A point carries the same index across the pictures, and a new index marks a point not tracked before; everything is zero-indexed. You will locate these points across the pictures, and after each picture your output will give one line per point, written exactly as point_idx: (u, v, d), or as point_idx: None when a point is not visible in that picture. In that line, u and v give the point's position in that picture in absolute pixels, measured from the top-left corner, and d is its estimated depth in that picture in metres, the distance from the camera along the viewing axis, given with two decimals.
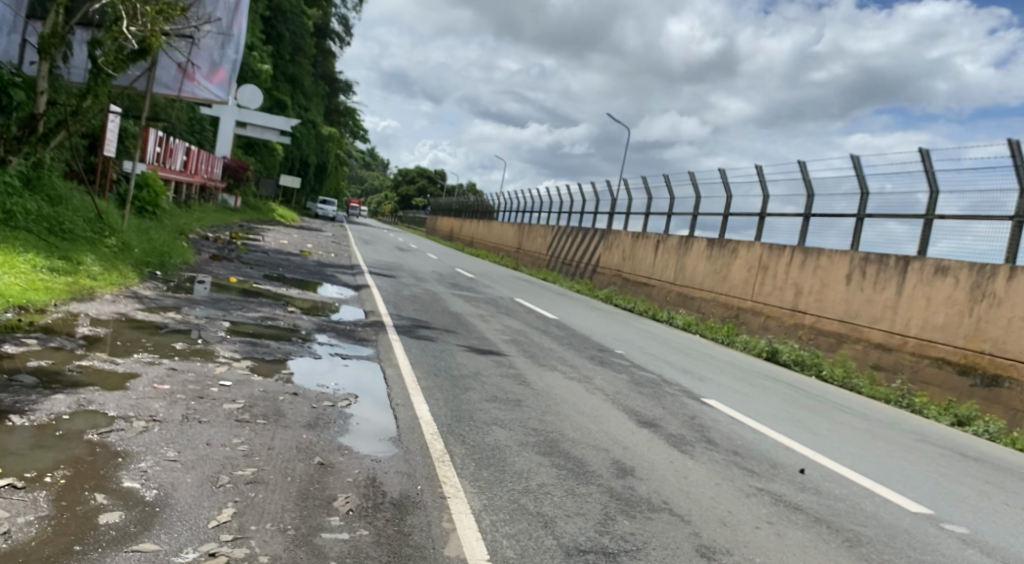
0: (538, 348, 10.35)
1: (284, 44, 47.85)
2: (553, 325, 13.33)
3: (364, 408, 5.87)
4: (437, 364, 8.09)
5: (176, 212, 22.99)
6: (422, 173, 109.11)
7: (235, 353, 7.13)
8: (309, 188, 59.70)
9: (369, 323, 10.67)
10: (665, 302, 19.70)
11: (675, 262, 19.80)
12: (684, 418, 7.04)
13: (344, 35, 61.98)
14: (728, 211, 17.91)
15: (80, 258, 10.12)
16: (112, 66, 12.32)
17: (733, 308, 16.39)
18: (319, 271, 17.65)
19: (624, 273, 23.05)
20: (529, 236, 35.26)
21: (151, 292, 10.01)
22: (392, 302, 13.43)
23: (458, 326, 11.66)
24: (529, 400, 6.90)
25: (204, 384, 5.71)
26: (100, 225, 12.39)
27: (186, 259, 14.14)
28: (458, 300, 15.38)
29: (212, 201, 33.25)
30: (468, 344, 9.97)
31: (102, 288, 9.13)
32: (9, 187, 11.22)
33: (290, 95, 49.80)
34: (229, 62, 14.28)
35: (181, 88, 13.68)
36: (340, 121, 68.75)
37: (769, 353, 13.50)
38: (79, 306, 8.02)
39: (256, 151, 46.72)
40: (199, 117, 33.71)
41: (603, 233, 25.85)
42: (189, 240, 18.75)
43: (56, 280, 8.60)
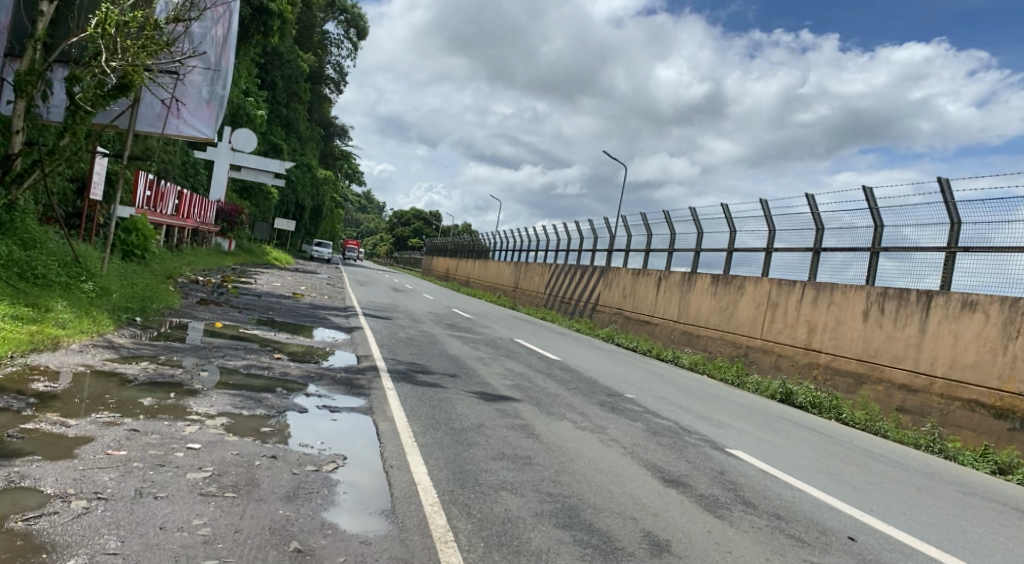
0: (544, 394, 9.59)
1: (280, 89, 47.76)
2: (557, 367, 12.59)
3: (353, 472, 5.13)
4: (436, 415, 7.33)
5: (165, 256, 22.32)
6: (418, 215, 109.02)
7: (209, 408, 6.38)
8: (303, 231, 59.18)
9: (361, 369, 9.92)
10: (669, 341, 18.95)
11: (678, 299, 19.10)
12: (713, 475, 6.28)
13: (339, 81, 62.25)
14: (733, 246, 17.28)
15: (49, 304, 9.41)
16: (90, 103, 11.76)
17: (742, 346, 15.64)
18: (311, 314, 16.93)
19: (625, 311, 22.32)
20: (526, 274, 34.63)
21: (127, 340, 9.28)
22: (387, 346, 12.67)
23: (457, 369, 10.90)
24: (541, 456, 6.14)
25: (167, 448, 4.97)
26: (77, 269, 11.72)
27: (170, 303, 13.42)
28: (456, 342, 14.63)
29: (205, 245, 32.61)
30: (468, 389, 9.21)
31: (70, 336, 8.41)
32: None
33: (285, 139, 49.57)
34: (218, 100, 13.48)
35: (166, 125, 13.02)
36: (336, 165, 68.58)
37: (784, 394, 12.69)
38: (38, 358, 7.29)
39: (251, 195, 46.30)
40: (193, 161, 33.32)
41: (603, 270, 25.22)
42: (176, 284, 18.04)
43: (17, 329, 7.89)
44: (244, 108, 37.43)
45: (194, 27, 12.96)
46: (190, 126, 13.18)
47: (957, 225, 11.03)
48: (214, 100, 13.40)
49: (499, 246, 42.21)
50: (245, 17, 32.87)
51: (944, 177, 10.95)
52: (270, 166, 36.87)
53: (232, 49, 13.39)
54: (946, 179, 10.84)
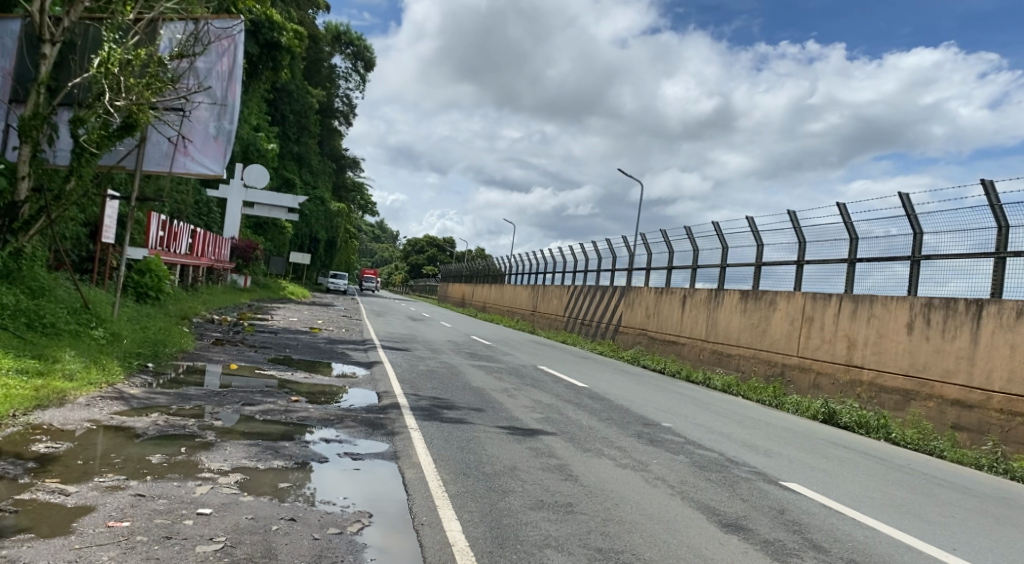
0: (576, 426, 9.07)
1: (290, 124, 47.82)
2: (587, 396, 12.04)
3: (381, 533, 4.65)
4: (465, 458, 6.84)
5: (180, 296, 22.03)
6: (431, 242, 109.01)
7: (222, 463, 5.91)
8: (318, 264, 59.06)
9: (383, 408, 9.44)
10: (698, 361, 18.37)
11: (705, 318, 18.55)
12: (772, 515, 5.74)
13: (349, 113, 62.48)
14: (761, 261, 16.73)
15: (55, 355, 9.01)
16: (95, 144, 11.45)
17: (777, 365, 15.06)
18: (329, 349, 16.50)
19: (649, 332, 21.77)
20: (544, 296, 34.15)
21: (138, 389, 8.86)
22: (409, 380, 12.17)
23: (482, 403, 10.40)
24: (583, 503, 5.63)
25: (174, 515, 4.50)
26: (86, 316, 11.38)
27: (183, 346, 13.03)
28: (479, 373, 14.12)
29: (220, 283, 32.38)
30: (497, 426, 8.69)
31: (77, 388, 7.99)
32: None
33: (297, 173, 49.56)
34: (225, 135, 12.84)
35: (173, 163, 12.68)
36: (348, 196, 68.61)
37: (827, 414, 12.18)
38: (42, 415, 6.85)
39: (265, 231, 46.21)
40: (206, 200, 33.22)
41: (623, 290, 24.68)
42: (191, 325, 17.67)
43: (20, 384, 7.47)
44: (255, 144, 37.38)
45: (198, 62, 12.54)
46: (197, 162, 12.76)
47: (1006, 228, 10.45)
48: (220, 135, 12.81)
49: (514, 270, 41.80)
50: (253, 53, 32.87)
51: (989, 179, 10.40)
52: (283, 201, 36.72)
53: (239, 83, 12.86)
54: (991, 181, 10.30)
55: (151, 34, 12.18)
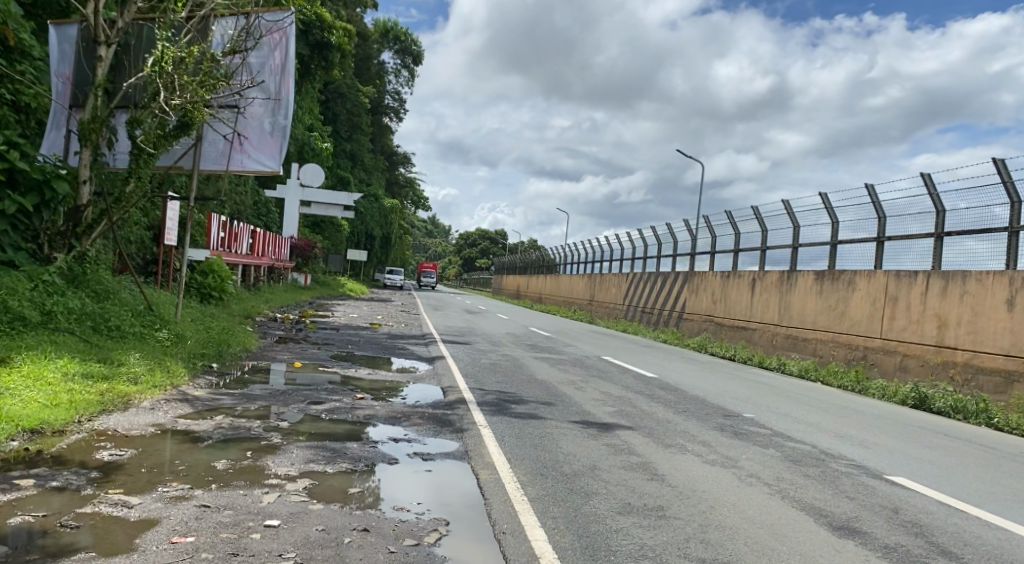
0: (654, 420, 8.58)
1: (342, 123, 48.12)
2: (658, 386, 11.51)
3: (461, 544, 4.29)
4: (541, 456, 6.44)
5: (243, 296, 22.21)
6: (484, 235, 109.14)
7: (290, 467, 5.63)
8: (374, 260, 59.43)
9: (449, 403, 9.10)
10: (771, 347, 17.62)
11: (777, 302, 17.77)
12: (886, 516, 5.19)
13: (399, 109, 62.67)
14: (836, 240, 15.88)
15: (121, 358, 8.92)
16: (153, 144, 11.41)
17: (859, 348, 14.28)
18: (390, 345, 16.30)
19: (716, 318, 21.06)
20: (601, 286, 33.58)
21: (203, 390, 8.70)
22: (473, 375, 11.80)
23: (551, 396, 9.99)
24: (675, 506, 5.17)
25: (241, 528, 4.22)
26: (150, 318, 11.33)
27: (247, 345, 12.92)
28: (544, 365, 13.72)
29: (281, 282, 32.71)
30: (569, 420, 8.24)
31: (142, 392, 7.84)
32: (50, 286, 10.47)
33: (351, 171, 49.87)
34: (281, 130, 12.55)
35: (230, 161, 12.56)
36: (401, 193, 68.93)
37: (918, 399, 11.48)
38: (107, 420, 6.70)
39: (322, 229, 46.62)
40: (263, 200, 33.55)
41: (686, 275, 23.94)
42: (254, 323, 17.68)
43: (85, 389, 7.36)
44: (308, 143, 37.61)
45: (250, 57, 12.37)
46: (254, 159, 12.59)
47: None
48: (276, 131, 12.58)
49: (568, 260, 41.29)
50: (304, 54, 33.01)
51: None
52: (338, 199, 36.87)
53: (292, 75, 12.59)
54: None
55: (202, 31, 11.95)
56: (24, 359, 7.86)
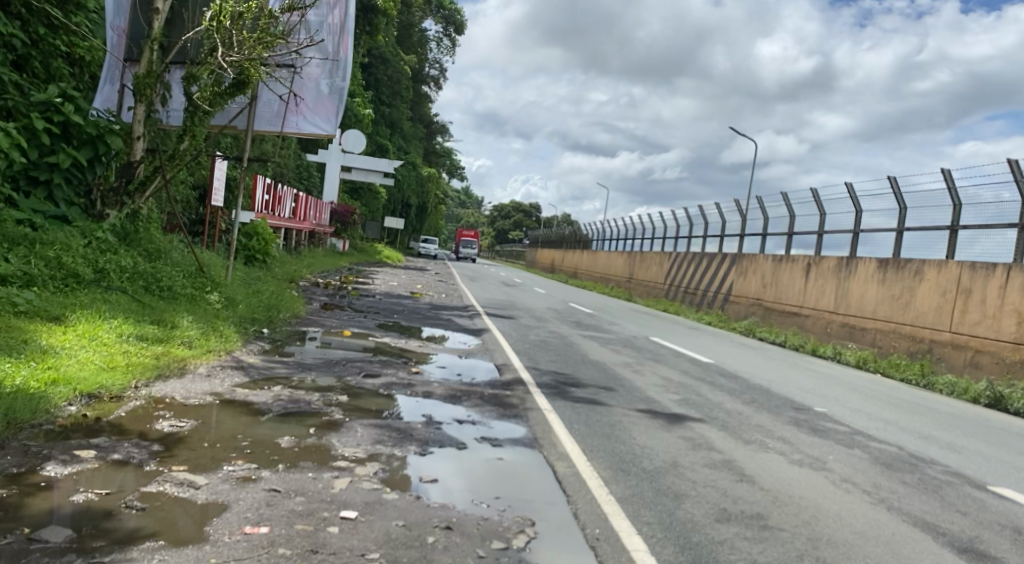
0: (723, 411, 8.14)
1: (383, 87, 47.59)
2: (717, 373, 11.04)
3: (553, 548, 3.93)
4: (616, 447, 6.05)
5: (285, 260, 22.00)
6: (518, 207, 108.56)
7: (356, 448, 5.29)
8: (409, 227, 59.10)
9: (506, 381, 8.72)
10: (825, 334, 16.97)
11: (834, 288, 17.11)
12: (1011, 539, 4.73)
13: (439, 76, 61.99)
14: (904, 226, 15.10)
15: (173, 320, 8.67)
16: (208, 101, 11.12)
17: (924, 341, 13.65)
18: (433, 315, 15.97)
19: (765, 302, 20.43)
20: (642, 264, 32.99)
21: (255, 357, 8.41)
22: (525, 352, 11.39)
23: (609, 378, 9.58)
24: (776, 515, 4.73)
25: (315, 519, 3.90)
26: (202, 280, 11.09)
27: (295, 310, 12.64)
28: (594, 345, 13.29)
29: (320, 246, 32.57)
30: (634, 407, 7.78)
31: (196, 357, 7.57)
32: (102, 244, 10.27)
33: (389, 137, 49.51)
34: (337, 92, 12.21)
35: (285, 123, 12.18)
36: (438, 161, 68.50)
37: (994, 398, 11.01)
38: (163, 387, 6.43)
39: (359, 195, 46.30)
40: (303, 163, 33.35)
41: (735, 257, 23.26)
42: (297, 288, 17.44)
43: (140, 352, 7.12)
44: (350, 107, 37.28)
45: (309, 15, 12.01)
46: (309, 122, 12.21)
47: None
48: (333, 94, 12.21)
49: (607, 236, 40.68)
50: None
51: None
52: (378, 164, 36.52)
53: (350, 36, 12.24)
54: None
55: None
56: (77, 318, 7.62)
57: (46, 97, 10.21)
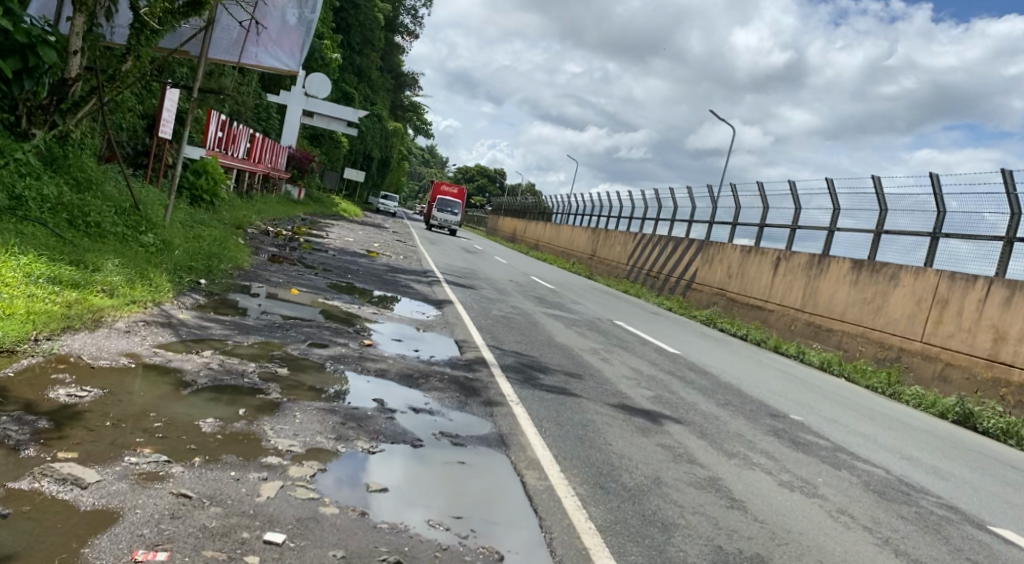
0: (700, 414, 7.49)
1: (354, 34, 45.88)
2: (686, 367, 10.44)
3: None
4: (591, 454, 5.35)
5: (235, 203, 20.77)
6: (483, 172, 107.12)
7: (292, 439, 4.51)
8: (370, 181, 57.60)
9: (466, 361, 7.95)
10: (788, 331, 16.57)
11: (802, 285, 16.67)
12: None
13: (413, 29, 60.04)
14: (882, 228, 14.64)
15: (95, 263, 7.69)
16: (157, 19, 9.95)
17: (892, 348, 13.26)
18: (390, 279, 15.07)
19: (728, 293, 19.98)
20: (605, 242, 32.35)
21: (188, 312, 7.50)
22: (486, 329, 10.61)
23: (576, 365, 8.86)
24: (777, 558, 4.09)
25: (231, 544, 3.17)
26: (134, 217, 10.05)
27: (238, 261, 11.63)
28: (557, 324, 12.59)
29: (274, 193, 31.19)
30: (604, 402, 7.06)
31: (117, 307, 6.64)
32: (24, 167, 9.19)
33: (357, 86, 47.79)
34: (304, 25, 11.14)
35: (243, 53, 11.03)
36: (405, 116, 66.77)
37: (962, 415, 10.60)
38: (70, 342, 5.53)
39: (321, 143, 44.62)
40: (263, 104, 31.80)
41: (703, 244, 22.76)
42: (245, 236, 16.32)
43: (49, 297, 6.19)
44: (318, 50, 35.65)
45: None
46: (270, 55, 11.12)
47: None
48: (301, 26, 11.12)
49: (571, 210, 39.86)
50: None
51: None
52: (343, 113, 34.94)
53: None
54: None
55: None
56: None
57: None
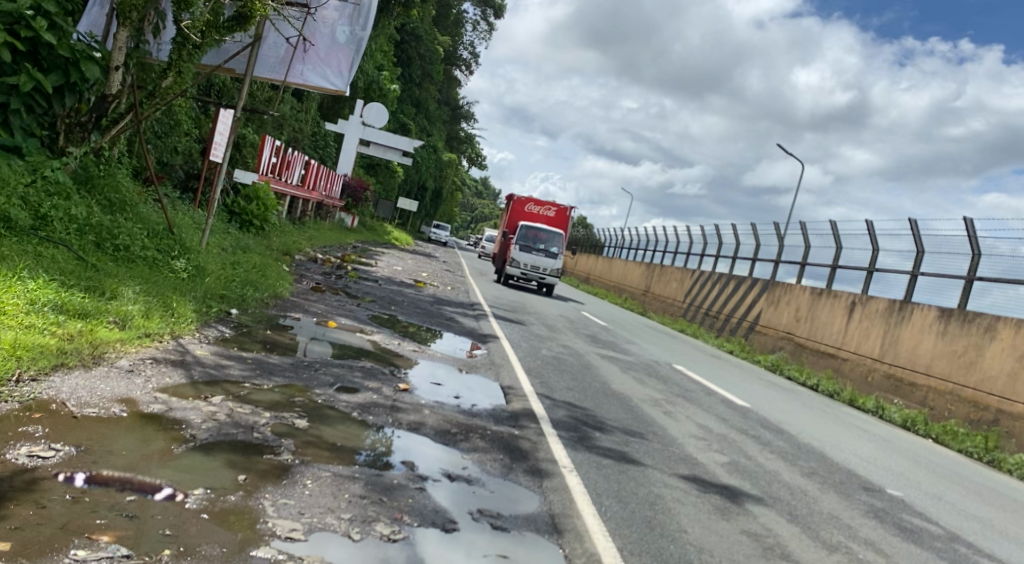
0: (784, 488, 6.41)
1: (414, 66, 45.99)
2: (759, 425, 9.30)
3: None
4: (662, 547, 4.36)
5: (285, 229, 20.37)
6: None
7: (294, 520, 3.67)
8: (423, 210, 57.58)
9: (513, 413, 6.99)
10: (865, 384, 15.19)
11: (881, 333, 15.32)
12: None
13: (472, 61, 60.14)
14: (975, 274, 13.28)
15: (113, 290, 7.03)
16: (201, 33, 9.55)
17: (990, 410, 11.86)
18: (437, 312, 14.26)
19: (796, 338, 18.65)
20: (661, 277, 31.17)
21: (208, 348, 6.75)
22: (537, 373, 9.66)
23: (637, 420, 7.84)
24: None
25: None
26: (168, 241, 9.53)
27: (277, 289, 10.96)
28: (614, 368, 11.58)
29: (327, 219, 30.95)
30: (673, 471, 6.04)
31: (124, 342, 5.91)
32: (54, 186, 8.70)
33: (413, 117, 47.85)
34: (354, 42, 10.52)
35: (289, 71, 10.46)
36: (460, 147, 66.85)
37: None
38: (58, 383, 4.78)
39: (376, 173, 44.45)
40: (320, 133, 31.72)
41: (768, 284, 21.47)
42: (289, 263, 15.74)
43: (48, 330, 5.49)
44: (376, 81, 35.60)
45: None
46: (318, 73, 10.51)
47: None
48: (351, 43, 10.51)
49: (625, 245, 38.79)
50: None
51: None
52: (398, 143, 34.26)
53: None
54: None
55: None
56: None
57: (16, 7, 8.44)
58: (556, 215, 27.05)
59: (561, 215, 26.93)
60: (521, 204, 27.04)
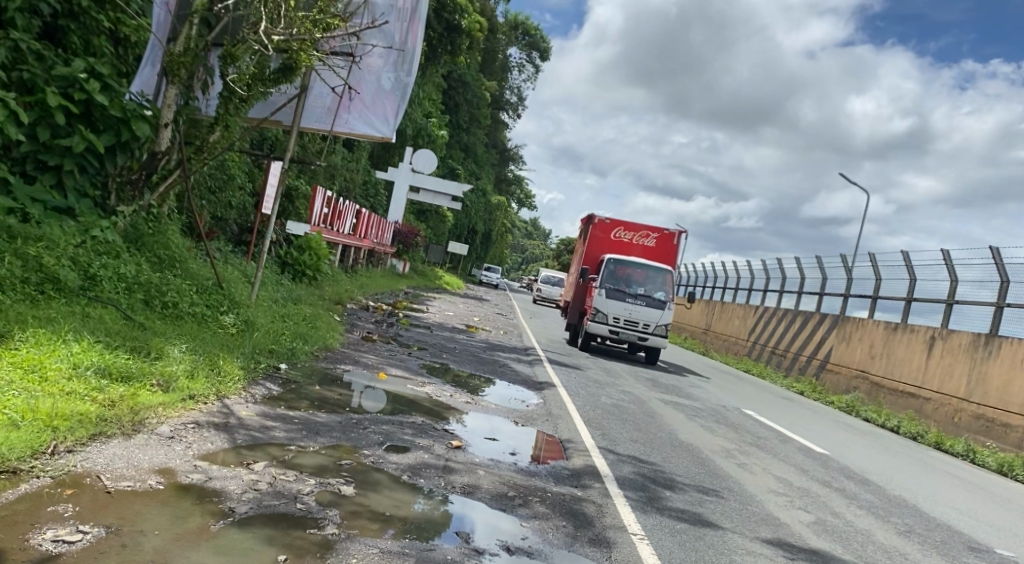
0: (881, 551, 5.78)
1: (462, 113, 46.42)
2: (842, 475, 8.61)
3: None
4: None
5: (338, 278, 20.35)
6: None
7: None
8: (474, 254, 57.66)
9: (577, 471, 6.52)
10: (950, 426, 14.23)
11: (966, 370, 14.37)
12: None
13: (518, 106, 60.57)
14: None
15: (158, 349, 6.85)
16: (247, 87, 9.66)
17: None
18: (491, 359, 13.88)
19: (872, 376, 17.70)
20: (720, 315, 30.30)
21: (254, 407, 6.47)
22: (598, 423, 9.17)
23: (709, 475, 7.28)
24: None
25: None
26: (217, 296, 9.44)
27: (328, 341, 10.74)
28: (679, 415, 10.99)
29: (379, 267, 31.04)
30: (755, 535, 5.49)
31: (167, 405, 5.66)
32: (106, 245, 8.68)
33: (463, 163, 48.16)
34: (399, 89, 10.41)
35: (336, 120, 10.39)
36: (509, 190, 67.09)
37: None
38: (95, 453, 4.53)
39: (427, 219, 44.74)
40: (371, 182, 32.00)
41: (837, 320, 20.55)
42: (341, 313, 15.60)
43: (88, 395, 5.27)
44: (426, 129, 35.93)
45: None
46: (363, 121, 10.40)
47: None
48: (396, 90, 10.40)
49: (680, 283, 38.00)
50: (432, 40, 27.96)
51: None
52: (448, 189, 34.32)
53: (422, 25, 10.51)
54: None
55: None
56: (26, 341, 5.85)
57: (70, 70, 8.51)
58: (657, 245, 17.62)
59: (664, 244, 17.54)
60: (603, 228, 17.80)
